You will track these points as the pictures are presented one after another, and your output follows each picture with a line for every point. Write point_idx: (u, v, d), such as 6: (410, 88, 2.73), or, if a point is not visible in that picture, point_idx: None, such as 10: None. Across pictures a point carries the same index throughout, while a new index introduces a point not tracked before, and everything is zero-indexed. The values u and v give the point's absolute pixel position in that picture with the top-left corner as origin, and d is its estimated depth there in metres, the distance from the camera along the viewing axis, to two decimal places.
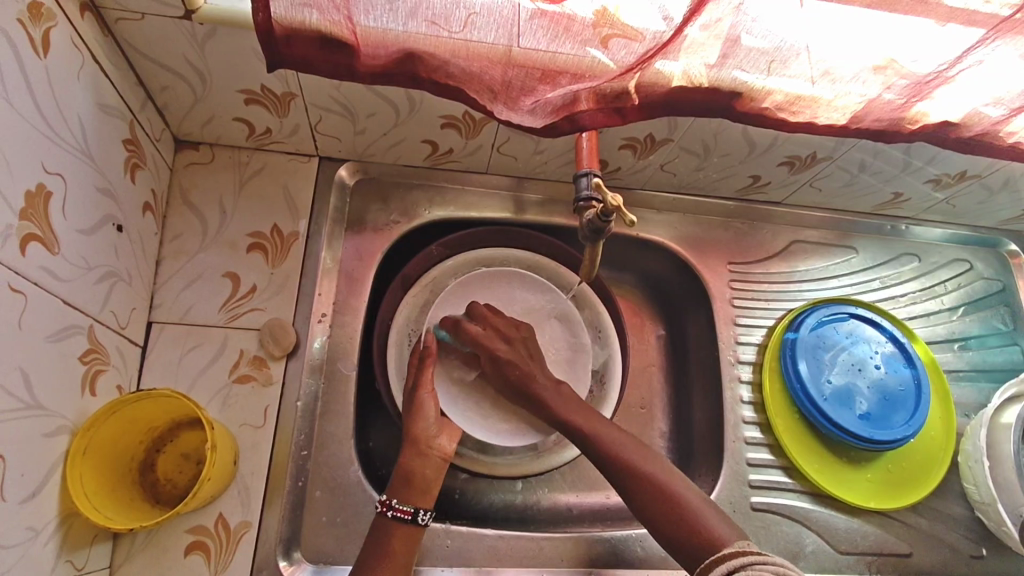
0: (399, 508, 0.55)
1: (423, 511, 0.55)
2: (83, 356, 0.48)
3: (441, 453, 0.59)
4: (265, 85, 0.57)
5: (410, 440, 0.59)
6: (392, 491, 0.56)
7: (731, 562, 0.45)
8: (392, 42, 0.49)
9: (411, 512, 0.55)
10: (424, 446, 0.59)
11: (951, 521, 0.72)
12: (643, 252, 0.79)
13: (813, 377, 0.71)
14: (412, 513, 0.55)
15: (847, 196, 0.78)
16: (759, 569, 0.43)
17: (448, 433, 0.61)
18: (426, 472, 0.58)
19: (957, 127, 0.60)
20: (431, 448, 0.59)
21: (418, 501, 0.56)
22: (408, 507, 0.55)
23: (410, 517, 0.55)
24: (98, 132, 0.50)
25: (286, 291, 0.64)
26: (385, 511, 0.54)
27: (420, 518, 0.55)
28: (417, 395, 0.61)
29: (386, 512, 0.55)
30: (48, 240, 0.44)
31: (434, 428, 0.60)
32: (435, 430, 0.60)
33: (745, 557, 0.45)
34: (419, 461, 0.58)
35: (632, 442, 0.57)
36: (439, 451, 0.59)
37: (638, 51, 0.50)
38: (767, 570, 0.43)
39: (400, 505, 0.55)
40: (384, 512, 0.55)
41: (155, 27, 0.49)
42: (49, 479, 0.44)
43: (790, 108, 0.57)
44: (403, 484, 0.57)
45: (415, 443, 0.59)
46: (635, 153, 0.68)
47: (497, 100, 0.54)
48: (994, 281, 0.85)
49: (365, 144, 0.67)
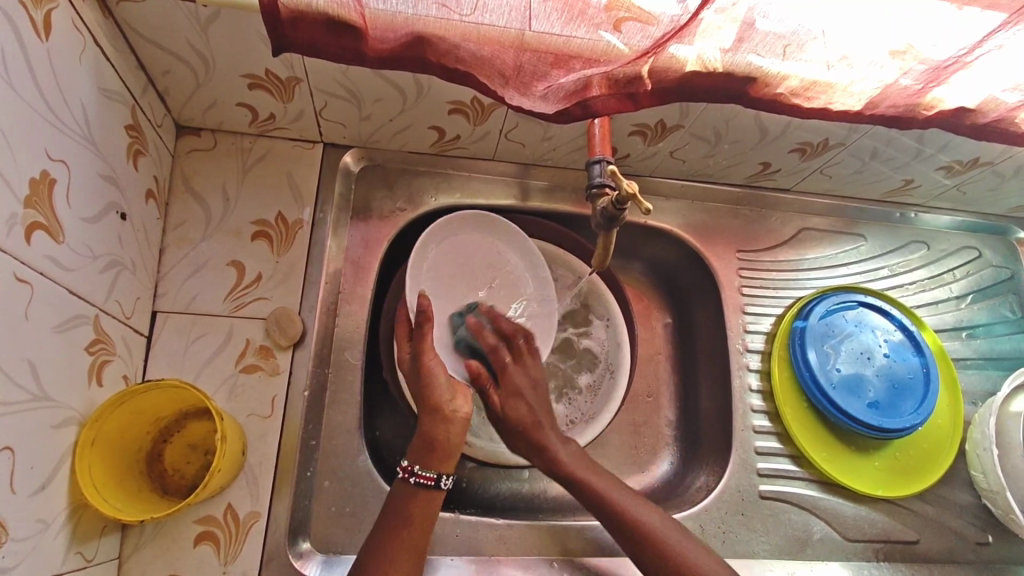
0: (421, 474, 0.54)
1: (445, 475, 0.55)
2: (89, 347, 0.48)
3: (463, 414, 0.57)
4: (270, 70, 0.55)
5: (429, 407, 0.56)
6: (413, 456, 0.55)
7: None
8: (402, 25, 0.48)
9: (434, 478, 0.54)
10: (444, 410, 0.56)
11: (958, 508, 0.72)
12: (651, 240, 0.79)
13: (821, 365, 0.71)
14: (435, 479, 0.54)
15: (857, 183, 0.77)
16: None
17: (463, 393, 0.58)
18: (448, 436, 0.56)
19: (972, 113, 0.59)
20: (451, 411, 0.56)
21: (441, 466, 0.55)
22: (430, 473, 0.54)
23: (433, 483, 0.54)
24: (100, 116, 0.48)
25: (291, 280, 0.63)
26: (407, 478, 0.54)
27: (443, 483, 0.54)
28: (423, 363, 0.57)
29: (408, 478, 0.54)
30: (53, 228, 0.43)
31: (446, 393, 0.57)
32: (450, 394, 0.57)
33: None
34: (442, 425, 0.56)
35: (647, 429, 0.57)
36: (459, 411, 0.57)
37: (654, 35, 0.49)
38: None
39: (422, 472, 0.54)
40: (406, 478, 0.54)
41: (158, 8, 0.47)
42: (58, 470, 0.44)
43: (805, 93, 0.56)
44: (423, 450, 0.55)
45: (432, 409, 0.56)
46: (645, 140, 0.67)
47: (509, 85, 0.53)
48: (1002, 269, 0.85)
49: (371, 130, 0.66)
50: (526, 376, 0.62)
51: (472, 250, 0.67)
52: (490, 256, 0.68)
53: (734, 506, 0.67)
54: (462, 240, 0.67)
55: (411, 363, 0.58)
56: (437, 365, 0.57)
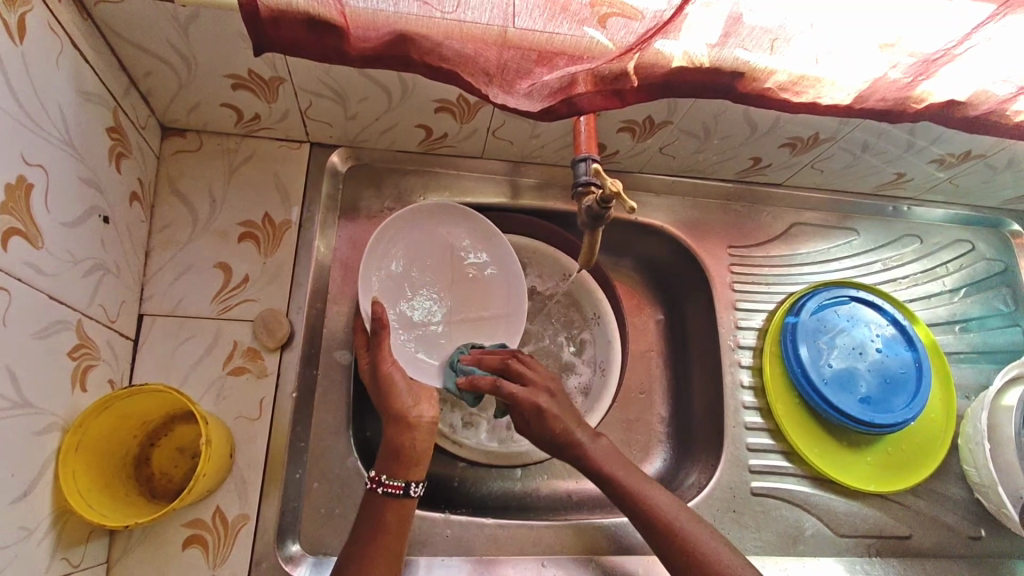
0: (389, 483, 0.54)
1: (415, 482, 0.55)
2: (72, 352, 0.47)
3: (429, 419, 0.58)
4: (253, 70, 0.55)
5: (393, 417, 0.57)
6: (381, 466, 0.55)
7: None
8: (383, 23, 0.48)
9: (402, 486, 0.54)
10: (409, 419, 0.57)
11: (951, 503, 0.72)
12: (642, 237, 0.78)
13: (813, 360, 0.71)
14: (403, 487, 0.54)
15: (849, 177, 0.76)
16: None
17: (426, 400, 0.59)
18: (414, 444, 0.56)
19: (963, 107, 0.58)
20: (416, 419, 0.57)
21: (409, 473, 0.55)
22: (398, 482, 0.54)
23: (401, 491, 0.54)
24: (80, 119, 0.48)
25: (279, 281, 0.62)
26: (375, 488, 0.54)
27: (412, 491, 0.54)
28: (383, 371, 0.58)
29: (376, 489, 0.54)
30: (31, 234, 0.43)
31: (409, 399, 0.58)
32: (413, 402, 0.58)
33: None
34: (407, 433, 0.56)
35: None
36: (424, 418, 0.57)
37: (638, 31, 0.48)
38: None
39: (390, 481, 0.54)
40: (375, 488, 0.54)
41: (136, 9, 0.47)
42: (40, 477, 0.43)
43: (793, 88, 0.55)
44: (390, 458, 0.55)
45: (397, 417, 0.57)
46: (633, 136, 0.66)
47: (493, 82, 0.53)
48: (996, 262, 0.84)
49: (357, 129, 0.65)
50: (540, 387, 0.60)
51: (432, 240, 0.68)
52: (451, 243, 0.68)
53: (725, 503, 0.67)
54: (422, 230, 0.67)
55: (371, 377, 0.58)
56: (397, 373, 0.59)
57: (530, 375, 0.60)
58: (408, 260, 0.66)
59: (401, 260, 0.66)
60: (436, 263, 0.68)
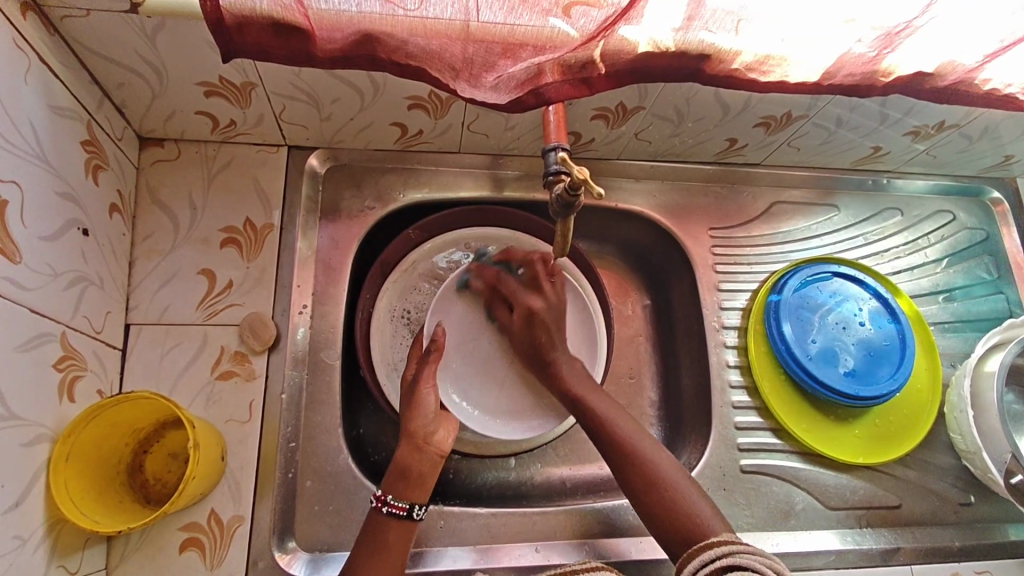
0: (394, 503, 0.54)
1: (418, 505, 0.55)
2: (58, 364, 0.48)
3: (439, 449, 0.58)
4: (223, 76, 0.55)
5: (407, 434, 0.58)
6: (387, 485, 0.55)
7: (718, 548, 0.48)
8: (347, 24, 0.48)
9: (406, 508, 0.54)
10: (420, 442, 0.58)
11: (940, 471, 0.73)
12: (624, 223, 0.79)
13: (798, 337, 0.72)
14: (407, 508, 0.54)
15: (826, 153, 0.77)
16: (744, 556, 0.46)
17: (446, 426, 0.60)
18: (420, 467, 0.56)
19: (931, 78, 0.59)
20: (426, 444, 0.58)
21: (412, 495, 0.55)
22: (402, 503, 0.54)
23: (406, 513, 0.54)
24: (53, 134, 0.49)
25: (264, 284, 0.63)
26: (380, 507, 0.54)
27: (415, 513, 0.54)
28: (417, 390, 0.60)
29: (380, 508, 0.54)
30: (9, 250, 0.43)
31: (431, 423, 0.59)
32: (434, 425, 0.59)
33: (731, 544, 0.48)
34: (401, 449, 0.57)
35: (625, 429, 0.58)
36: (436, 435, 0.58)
37: (598, 18, 0.49)
38: (751, 557, 0.46)
39: (395, 501, 0.54)
40: (378, 508, 0.54)
41: (102, 23, 0.47)
42: (31, 488, 0.44)
43: (760, 68, 0.56)
44: (399, 478, 0.56)
45: (411, 438, 0.58)
46: (608, 123, 0.67)
47: (459, 77, 0.53)
48: (978, 231, 0.85)
49: (333, 130, 0.66)
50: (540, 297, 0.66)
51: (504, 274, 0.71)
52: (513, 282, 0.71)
53: (714, 481, 0.67)
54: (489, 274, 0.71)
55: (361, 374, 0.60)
56: (432, 395, 0.61)
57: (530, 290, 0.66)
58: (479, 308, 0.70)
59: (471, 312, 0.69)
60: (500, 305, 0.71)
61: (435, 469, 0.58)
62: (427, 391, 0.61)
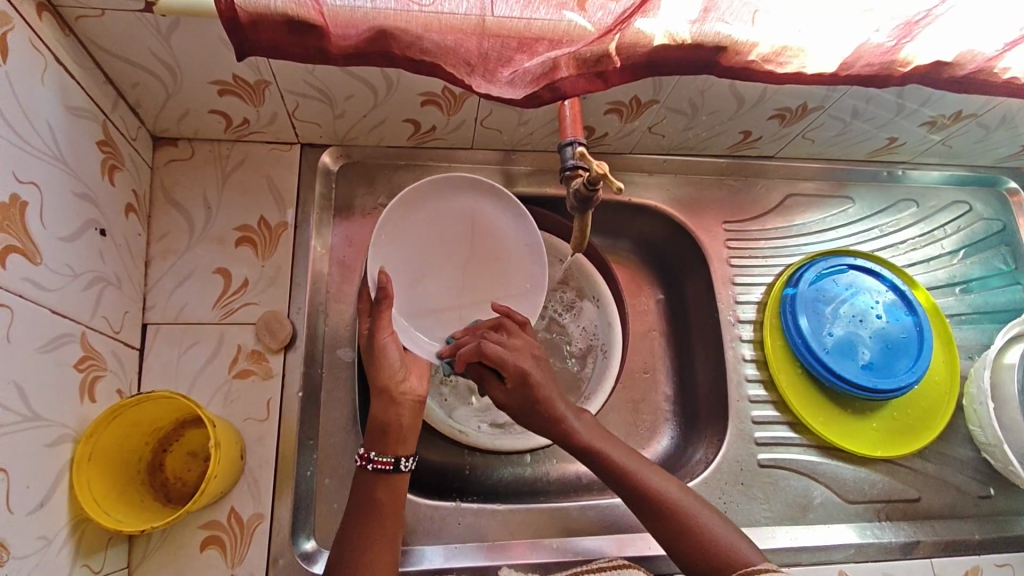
0: (378, 460, 0.54)
1: (404, 458, 0.55)
2: (78, 364, 0.48)
3: (413, 397, 0.58)
4: (238, 75, 0.55)
5: (379, 390, 0.57)
6: (369, 444, 0.55)
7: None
8: (362, 21, 0.48)
9: (392, 462, 0.54)
10: (394, 394, 0.57)
11: (958, 464, 0.73)
12: (639, 217, 0.78)
13: (814, 330, 0.71)
14: (392, 463, 0.54)
15: (841, 145, 0.76)
16: None
17: (414, 376, 0.59)
18: (401, 421, 0.56)
19: (950, 67, 0.58)
20: (401, 395, 0.57)
21: (396, 450, 0.55)
22: (387, 458, 0.54)
23: (392, 467, 0.54)
24: (70, 134, 0.49)
25: (278, 283, 0.63)
26: (365, 466, 0.54)
27: (402, 466, 0.54)
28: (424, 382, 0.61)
29: (366, 466, 0.54)
30: (30, 250, 0.44)
31: (400, 372, 0.58)
32: (403, 374, 0.58)
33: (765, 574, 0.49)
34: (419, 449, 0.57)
35: None
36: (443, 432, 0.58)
37: (615, 12, 0.49)
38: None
39: (379, 458, 0.54)
40: (364, 466, 0.54)
41: (117, 23, 0.47)
42: (55, 487, 0.45)
43: (777, 59, 0.55)
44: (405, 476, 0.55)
45: (385, 393, 0.57)
46: (621, 117, 0.66)
47: (474, 72, 0.53)
48: (994, 221, 0.84)
49: (346, 127, 0.65)
50: (524, 352, 0.59)
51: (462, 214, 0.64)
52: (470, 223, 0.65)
53: (732, 475, 0.67)
54: (451, 204, 0.64)
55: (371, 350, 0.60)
56: (392, 345, 0.58)
57: (512, 346, 0.59)
58: (427, 239, 0.64)
59: (422, 234, 0.64)
60: (454, 241, 0.65)
61: (416, 416, 0.58)
62: (387, 340, 0.58)
